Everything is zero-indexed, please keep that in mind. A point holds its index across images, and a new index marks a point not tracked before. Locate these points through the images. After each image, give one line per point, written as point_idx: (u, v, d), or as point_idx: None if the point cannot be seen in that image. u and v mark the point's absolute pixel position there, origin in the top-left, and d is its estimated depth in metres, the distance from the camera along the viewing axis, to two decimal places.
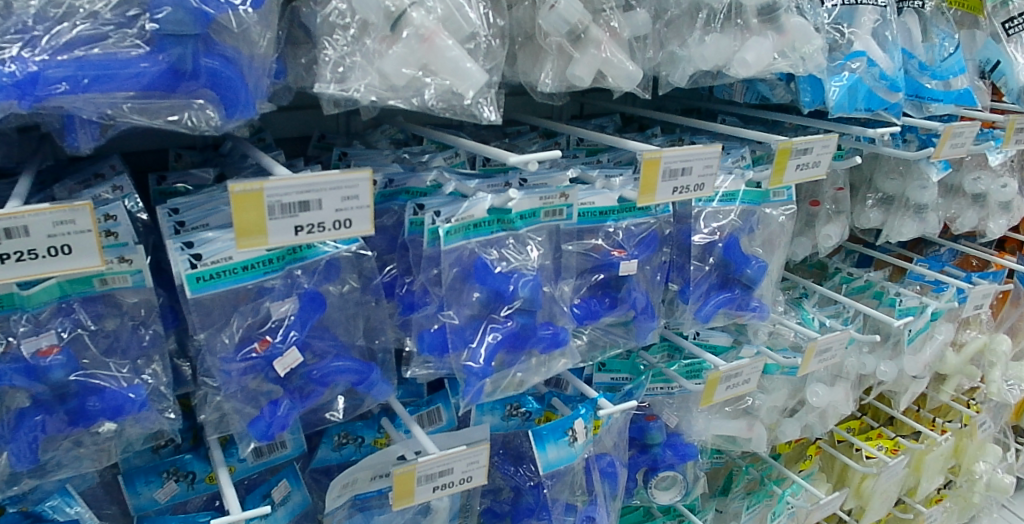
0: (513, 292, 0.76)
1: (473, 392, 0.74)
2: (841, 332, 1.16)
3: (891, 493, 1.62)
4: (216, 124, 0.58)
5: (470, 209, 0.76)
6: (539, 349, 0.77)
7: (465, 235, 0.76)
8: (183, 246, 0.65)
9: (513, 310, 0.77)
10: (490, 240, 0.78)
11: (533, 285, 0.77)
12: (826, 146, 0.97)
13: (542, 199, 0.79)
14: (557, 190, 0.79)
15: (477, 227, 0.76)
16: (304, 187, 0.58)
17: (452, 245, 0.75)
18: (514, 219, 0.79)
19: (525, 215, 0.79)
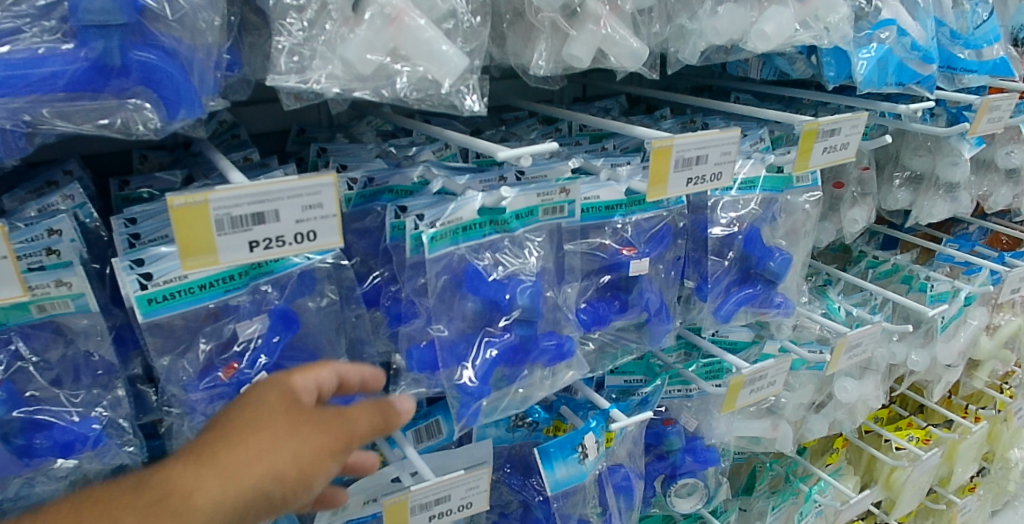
0: (510, 301, 0.69)
1: (470, 414, 0.67)
2: (872, 326, 1.08)
3: (924, 484, 1.53)
4: (154, 127, 0.52)
5: (458, 211, 0.67)
6: (542, 362, 0.70)
7: (454, 241, 0.68)
8: (132, 264, 0.58)
9: (511, 321, 0.69)
10: (482, 244, 0.70)
11: (533, 292, 0.69)
12: (856, 126, 0.87)
13: (539, 196, 0.71)
14: (557, 185, 0.71)
15: (465, 229, 0.68)
16: (256, 196, 0.51)
17: (439, 252, 0.67)
18: (509, 220, 0.71)
19: (520, 215, 0.71)
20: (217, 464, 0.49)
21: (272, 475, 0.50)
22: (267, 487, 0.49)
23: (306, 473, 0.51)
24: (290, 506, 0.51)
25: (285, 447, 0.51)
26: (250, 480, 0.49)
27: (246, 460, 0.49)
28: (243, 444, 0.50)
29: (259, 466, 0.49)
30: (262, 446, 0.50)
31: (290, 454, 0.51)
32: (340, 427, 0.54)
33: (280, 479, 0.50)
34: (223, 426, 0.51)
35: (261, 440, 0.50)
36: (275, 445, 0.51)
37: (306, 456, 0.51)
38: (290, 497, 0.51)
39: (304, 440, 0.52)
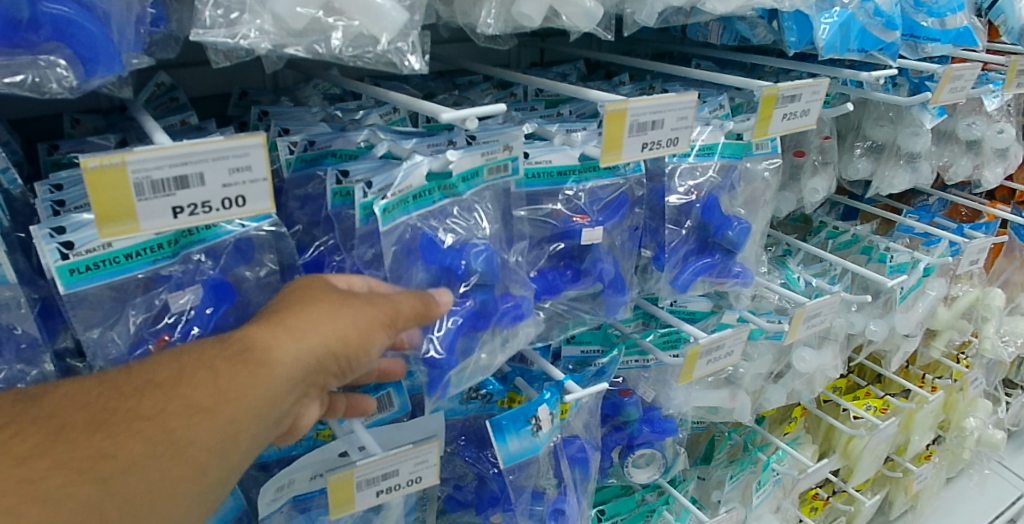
0: (466, 268, 0.66)
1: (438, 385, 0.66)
2: (830, 296, 1.08)
3: (880, 452, 1.56)
4: (71, 86, 0.49)
5: (407, 179, 0.64)
6: (502, 325, 0.68)
7: (407, 210, 0.65)
8: (52, 233, 0.53)
9: (469, 287, 0.67)
10: (433, 211, 0.67)
11: (488, 257, 0.67)
12: (816, 92, 0.86)
13: (485, 156, 0.68)
14: (500, 144, 0.69)
15: (416, 196, 0.65)
16: (179, 158, 0.47)
17: (393, 224, 0.64)
18: (459, 184, 0.68)
19: (468, 177, 0.68)
20: (287, 326, 0.52)
21: (340, 333, 0.53)
22: (339, 338, 0.53)
23: (372, 331, 0.55)
24: (356, 366, 0.55)
25: (346, 312, 0.54)
26: (321, 335, 0.52)
27: (315, 322, 0.53)
28: (313, 309, 0.54)
29: (327, 323, 0.53)
30: (324, 307, 0.54)
31: (355, 315, 0.55)
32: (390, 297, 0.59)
33: (351, 334, 0.54)
34: (286, 298, 0.55)
35: (324, 304, 0.54)
36: (339, 307, 0.55)
37: (368, 317, 0.55)
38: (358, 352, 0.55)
39: (364, 303, 0.56)
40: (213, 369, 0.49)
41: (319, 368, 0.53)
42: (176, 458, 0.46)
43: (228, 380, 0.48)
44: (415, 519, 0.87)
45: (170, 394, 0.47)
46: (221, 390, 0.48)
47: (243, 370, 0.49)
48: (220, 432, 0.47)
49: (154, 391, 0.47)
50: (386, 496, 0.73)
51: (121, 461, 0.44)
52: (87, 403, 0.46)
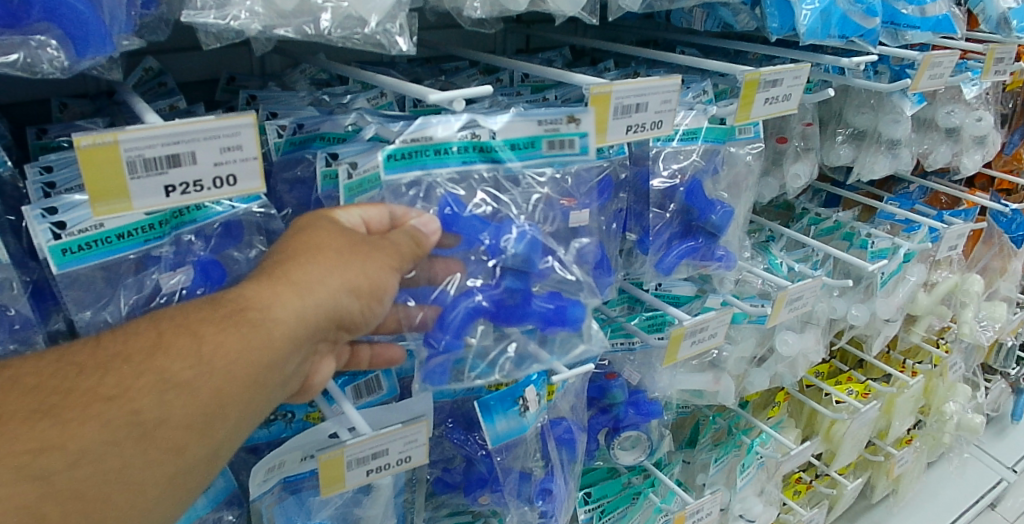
0: (500, 246, 0.67)
1: (437, 373, 0.66)
2: (811, 280, 1.10)
3: (862, 436, 1.59)
4: (62, 66, 0.50)
5: (427, 130, 0.66)
6: (537, 325, 0.68)
7: (421, 166, 0.66)
8: (44, 213, 0.54)
9: (503, 271, 0.67)
10: (460, 173, 0.69)
11: (528, 240, 0.67)
12: (798, 77, 0.88)
13: (542, 123, 0.68)
14: (563, 113, 0.68)
15: (435, 153, 0.67)
16: (171, 137, 0.48)
17: (398, 176, 0.65)
18: (504, 149, 0.68)
19: (520, 144, 0.68)
20: (291, 280, 0.54)
21: (345, 288, 0.56)
22: (342, 292, 0.56)
23: (380, 282, 0.58)
24: (354, 317, 0.57)
25: (354, 262, 0.57)
26: (325, 290, 0.55)
27: (316, 277, 0.55)
28: (319, 261, 0.56)
29: (330, 277, 0.55)
30: (332, 258, 0.56)
31: (361, 268, 0.57)
32: (401, 247, 0.60)
33: (354, 287, 0.56)
34: (288, 244, 0.57)
35: (329, 255, 0.56)
36: (344, 258, 0.57)
37: (376, 270, 0.58)
38: (362, 303, 0.57)
39: (372, 255, 0.58)
40: (198, 335, 0.51)
41: (322, 322, 0.55)
42: (146, 435, 0.48)
43: (214, 344, 0.51)
44: (405, 500, 0.88)
45: (144, 367, 0.49)
46: (203, 358, 0.50)
47: (234, 330, 0.51)
48: (219, 388, 0.50)
49: (128, 362, 0.49)
50: (372, 476, 0.74)
51: (79, 445, 0.47)
52: (42, 383, 0.49)
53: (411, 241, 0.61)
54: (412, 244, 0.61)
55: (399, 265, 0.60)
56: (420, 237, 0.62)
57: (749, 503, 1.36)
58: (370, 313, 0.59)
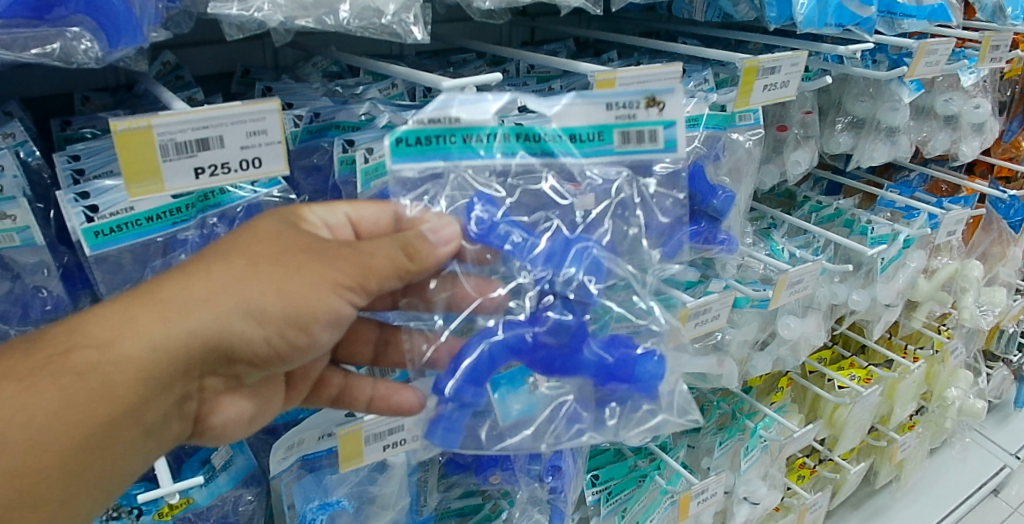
0: (558, 273, 0.69)
1: (448, 432, 0.69)
2: (811, 264, 1.13)
3: (865, 421, 1.61)
4: (95, 56, 0.53)
5: (459, 110, 0.64)
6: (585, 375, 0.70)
7: (452, 154, 0.66)
8: (77, 197, 0.58)
9: (559, 311, 0.70)
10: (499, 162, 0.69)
11: (589, 265, 0.70)
12: (795, 64, 0.90)
13: (609, 110, 0.65)
14: (640, 94, 0.64)
15: (473, 139, 0.66)
16: (201, 121, 0.51)
17: (424, 162, 0.65)
18: (549, 138, 0.69)
19: (580, 137, 0.67)
20: (162, 310, 0.54)
21: (237, 311, 0.56)
22: (235, 315, 0.56)
23: (297, 301, 0.57)
24: (245, 340, 0.57)
25: (253, 283, 0.56)
26: (221, 310, 0.55)
27: (196, 304, 0.55)
28: (221, 279, 0.56)
29: (227, 296, 0.56)
30: (245, 270, 0.56)
31: (273, 286, 0.56)
32: (356, 261, 0.58)
33: (256, 308, 0.56)
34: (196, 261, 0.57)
35: (238, 266, 0.56)
36: (258, 274, 0.56)
37: (292, 289, 0.57)
38: (265, 327, 0.57)
39: (296, 272, 0.57)
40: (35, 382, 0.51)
41: (205, 348, 0.56)
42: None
43: (47, 391, 0.51)
44: (419, 479, 0.91)
45: None
46: (34, 407, 0.51)
47: (75, 373, 0.52)
48: (69, 418, 0.52)
49: None
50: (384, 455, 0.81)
51: None
52: None
53: (390, 256, 0.59)
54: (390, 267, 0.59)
55: (343, 282, 0.58)
56: (414, 243, 0.60)
57: (754, 486, 1.38)
58: (276, 338, 0.58)
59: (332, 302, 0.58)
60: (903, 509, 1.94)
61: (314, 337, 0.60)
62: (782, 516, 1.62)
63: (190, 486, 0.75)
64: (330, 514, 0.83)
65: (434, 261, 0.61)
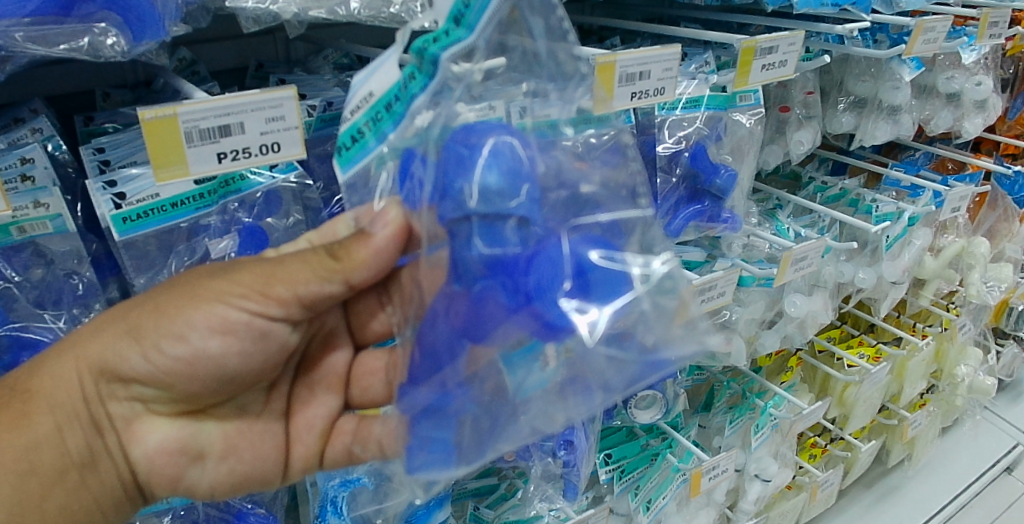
0: (461, 191, 0.65)
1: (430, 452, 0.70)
2: (815, 241, 1.14)
3: (875, 399, 1.62)
4: (122, 50, 0.56)
5: (362, 85, 0.65)
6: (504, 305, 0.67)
7: (382, 131, 0.65)
8: (105, 186, 0.64)
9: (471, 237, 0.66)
10: (424, 102, 0.65)
11: (487, 167, 0.65)
12: (793, 44, 0.92)
13: None
14: None
15: (388, 105, 0.64)
16: (221, 110, 0.58)
17: (370, 151, 0.66)
18: (433, 44, 0.64)
19: (460, 15, 0.64)
20: (57, 349, 0.65)
21: (123, 340, 0.65)
22: (113, 335, 0.65)
23: (173, 316, 0.65)
24: (135, 363, 0.66)
25: (134, 312, 0.65)
26: (106, 332, 0.65)
27: (88, 337, 0.65)
28: (106, 312, 0.66)
29: (110, 322, 0.65)
30: (135, 299, 0.66)
31: (153, 306, 0.65)
32: (244, 269, 0.65)
33: (133, 326, 0.65)
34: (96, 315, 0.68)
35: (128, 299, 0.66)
36: (143, 298, 0.66)
37: (170, 307, 0.65)
38: (144, 342, 0.65)
39: (176, 289, 0.66)
40: None
41: (93, 370, 0.65)
42: None
43: None
44: None
45: None
46: None
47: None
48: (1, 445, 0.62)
49: None
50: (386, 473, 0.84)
51: None
52: None
53: (298, 258, 0.65)
54: (306, 269, 0.65)
55: (233, 290, 0.65)
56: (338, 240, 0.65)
57: (765, 464, 1.39)
58: (171, 355, 0.66)
59: (211, 305, 0.65)
60: (916, 487, 1.96)
61: (195, 343, 0.66)
62: (794, 495, 1.63)
63: None
64: (351, 490, 0.88)
65: (370, 251, 0.65)
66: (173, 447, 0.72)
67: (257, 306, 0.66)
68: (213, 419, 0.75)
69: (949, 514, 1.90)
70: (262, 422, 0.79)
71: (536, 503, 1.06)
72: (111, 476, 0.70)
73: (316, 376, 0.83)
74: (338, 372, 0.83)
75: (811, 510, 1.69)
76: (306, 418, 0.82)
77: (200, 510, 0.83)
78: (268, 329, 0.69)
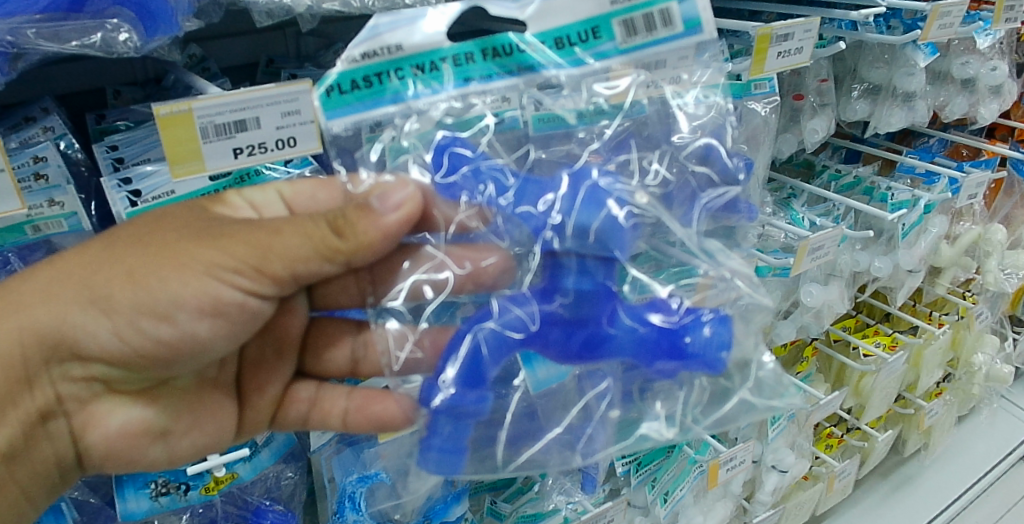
0: (563, 222, 0.68)
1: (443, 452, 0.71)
2: (831, 230, 1.13)
3: (891, 389, 1.61)
4: (134, 46, 0.56)
5: (406, 40, 0.63)
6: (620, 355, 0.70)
7: (401, 92, 0.65)
8: (121, 183, 0.65)
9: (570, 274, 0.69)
10: (463, 91, 0.68)
11: (591, 206, 0.68)
12: (808, 30, 0.91)
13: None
14: None
15: (422, 69, 0.64)
16: (236, 104, 0.58)
17: (371, 107, 0.64)
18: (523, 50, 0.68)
19: (569, 39, 0.68)
20: (9, 305, 0.61)
21: (82, 306, 0.62)
22: (77, 304, 0.62)
23: (150, 287, 0.62)
24: (92, 332, 0.64)
25: (99, 273, 0.61)
26: (67, 299, 0.62)
27: (40, 300, 0.62)
28: (65, 268, 0.62)
29: (73, 286, 0.62)
30: (99, 255, 0.62)
31: (123, 270, 0.61)
32: (234, 239, 0.61)
33: (103, 297, 0.62)
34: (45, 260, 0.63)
35: (86, 253, 0.62)
36: (110, 257, 0.61)
37: (141, 274, 0.62)
38: (114, 316, 0.63)
39: (154, 254, 0.61)
40: None
41: (50, 342, 0.64)
42: None
43: None
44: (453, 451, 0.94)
45: None
46: None
47: None
48: None
49: None
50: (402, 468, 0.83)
51: None
52: None
53: (297, 231, 0.61)
54: (307, 245, 0.61)
55: (224, 264, 0.62)
56: (342, 215, 0.61)
57: (782, 454, 1.39)
58: (139, 328, 0.64)
59: (199, 282, 0.62)
60: (934, 475, 1.94)
61: (180, 324, 0.65)
62: (811, 485, 1.62)
63: (233, 463, 0.81)
64: (369, 485, 0.88)
65: (374, 232, 0.62)
66: (135, 427, 0.73)
67: (250, 283, 0.64)
68: (172, 392, 0.76)
69: (965, 503, 1.89)
70: (220, 393, 0.79)
71: (554, 496, 1.07)
72: (55, 454, 0.71)
73: (270, 334, 0.81)
74: (293, 335, 0.81)
75: (828, 500, 1.68)
76: (260, 383, 0.82)
77: (219, 507, 0.83)
78: (256, 309, 0.68)
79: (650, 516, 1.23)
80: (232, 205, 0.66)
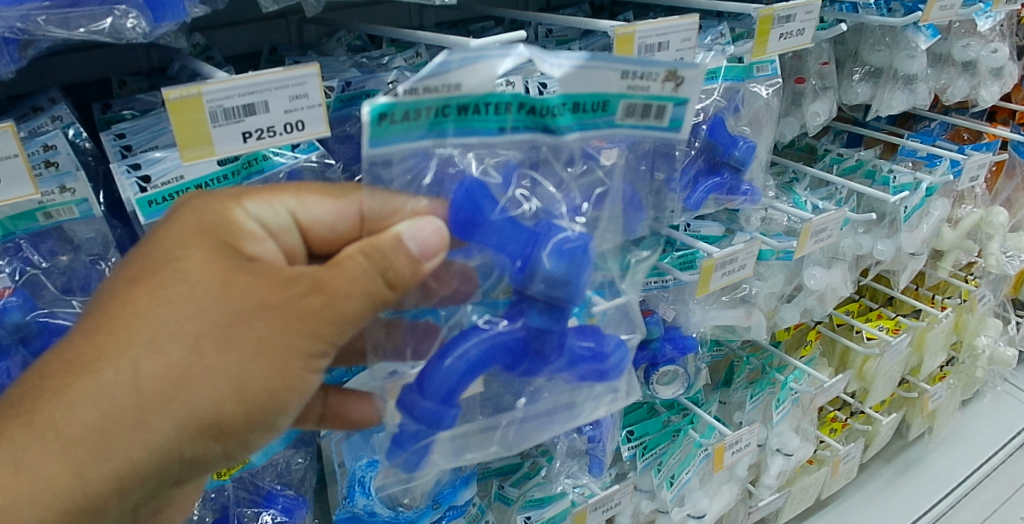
0: (532, 265, 0.60)
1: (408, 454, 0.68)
2: (834, 212, 1.13)
3: (895, 372, 1.61)
4: (143, 31, 0.57)
5: (459, 79, 0.54)
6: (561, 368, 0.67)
7: (435, 128, 0.57)
8: (129, 169, 0.65)
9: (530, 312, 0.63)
10: (494, 139, 0.61)
11: (570, 258, 0.60)
12: (810, 12, 0.91)
13: (625, 79, 0.57)
14: (669, 68, 0.57)
15: (468, 109, 0.57)
16: (247, 87, 0.59)
17: (402, 141, 0.56)
18: (562, 110, 0.59)
19: (581, 106, 0.59)
20: (107, 448, 0.54)
21: (184, 434, 0.56)
22: (186, 436, 0.56)
23: (251, 396, 0.56)
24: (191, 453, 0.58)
25: (201, 390, 0.54)
26: (167, 429, 0.55)
27: (134, 437, 0.54)
28: (158, 395, 0.54)
29: (172, 413, 0.54)
30: (193, 369, 0.54)
31: (228, 384, 0.55)
32: (318, 317, 0.55)
33: (215, 422, 0.56)
34: (119, 381, 0.53)
35: (178, 364, 0.54)
36: (207, 372, 0.54)
37: (246, 387, 0.56)
38: (224, 435, 0.58)
39: (255, 360, 0.55)
40: None
41: (152, 478, 0.57)
42: None
43: None
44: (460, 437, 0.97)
45: None
46: None
47: None
48: None
49: None
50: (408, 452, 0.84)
51: None
52: None
53: (364, 293, 0.55)
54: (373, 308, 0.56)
55: (318, 353, 0.57)
56: (392, 265, 0.55)
57: (786, 438, 1.40)
58: (240, 439, 0.59)
59: (302, 381, 0.58)
60: (938, 459, 1.95)
61: (279, 426, 0.61)
62: (816, 469, 1.63)
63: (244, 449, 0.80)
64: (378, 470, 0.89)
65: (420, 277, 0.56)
66: None
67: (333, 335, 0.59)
68: None
69: (969, 486, 1.89)
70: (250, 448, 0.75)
71: (561, 480, 1.08)
72: None
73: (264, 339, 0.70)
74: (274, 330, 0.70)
75: (832, 483, 1.69)
76: None
77: (232, 492, 0.84)
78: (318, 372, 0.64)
79: (655, 499, 1.24)
80: (253, 236, 0.58)
